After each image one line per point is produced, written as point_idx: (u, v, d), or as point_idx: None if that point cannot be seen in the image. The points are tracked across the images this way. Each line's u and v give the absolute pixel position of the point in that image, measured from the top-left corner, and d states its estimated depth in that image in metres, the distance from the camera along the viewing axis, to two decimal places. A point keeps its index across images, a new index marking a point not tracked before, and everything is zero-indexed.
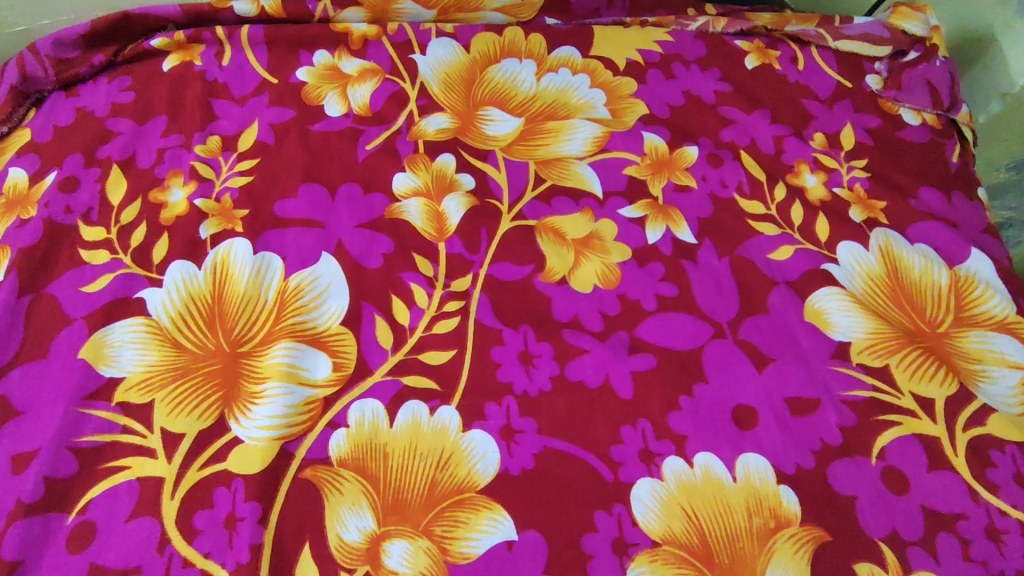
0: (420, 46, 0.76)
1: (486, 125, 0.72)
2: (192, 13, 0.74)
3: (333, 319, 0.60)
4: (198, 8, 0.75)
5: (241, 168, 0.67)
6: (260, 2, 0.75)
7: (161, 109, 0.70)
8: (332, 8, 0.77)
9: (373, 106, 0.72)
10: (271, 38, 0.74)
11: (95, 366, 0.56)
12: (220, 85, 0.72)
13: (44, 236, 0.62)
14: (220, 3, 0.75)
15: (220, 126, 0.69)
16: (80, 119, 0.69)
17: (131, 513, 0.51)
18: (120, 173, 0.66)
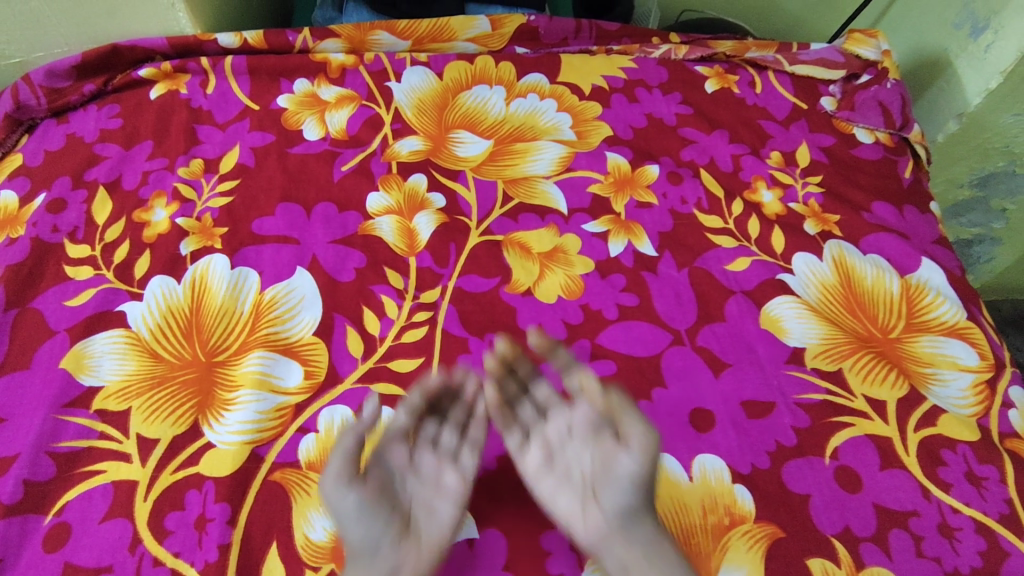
0: (395, 74, 0.80)
1: (457, 147, 0.76)
2: (178, 45, 0.77)
3: (306, 330, 0.63)
4: (184, 41, 0.78)
5: (222, 189, 0.70)
6: (243, 35, 0.79)
7: (147, 135, 0.74)
8: (311, 39, 0.81)
9: (350, 130, 0.76)
10: (254, 68, 0.78)
11: (75, 375, 0.59)
12: (204, 112, 0.76)
13: (31, 252, 0.65)
14: (205, 36, 0.78)
15: (203, 150, 0.73)
16: (69, 144, 0.73)
17: (105, 514, 0.53)
18: (106, 194, 0.69)
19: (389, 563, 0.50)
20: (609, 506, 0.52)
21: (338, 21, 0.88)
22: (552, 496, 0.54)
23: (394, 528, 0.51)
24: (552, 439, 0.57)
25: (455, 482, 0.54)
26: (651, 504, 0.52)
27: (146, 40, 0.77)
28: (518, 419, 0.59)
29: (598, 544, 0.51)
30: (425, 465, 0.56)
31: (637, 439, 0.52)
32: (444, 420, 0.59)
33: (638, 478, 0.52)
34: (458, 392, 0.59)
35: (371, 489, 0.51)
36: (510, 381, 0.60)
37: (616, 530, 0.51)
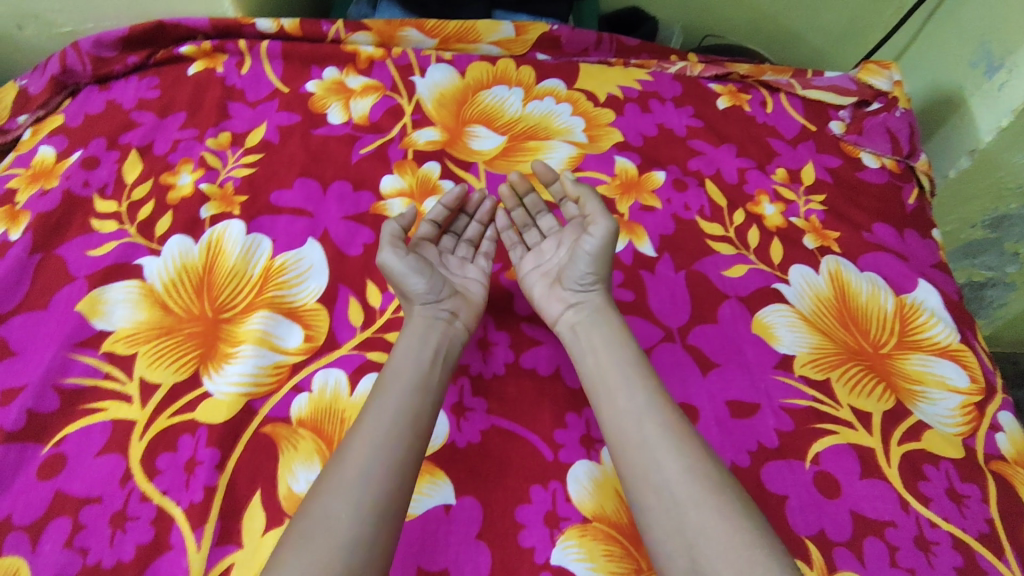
0: (420, 70, 0.84)
1: (472, 141, 0.79)
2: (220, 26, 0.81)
3: (311, 296, 0.65)
4: (226, 22, 0.82)
5: (246, 161, 0.74)
6: (280, 22, 0.83)
7: (181, 107, 0.78)
8: (344, 31, 0.84)
9: (372, 117, 0.80)
10: (287, 54, 0.82)
11: (88, 319, 0.62)
12: (237, 90, 0.80)
13: (62, 203, 0.69)
14: (246, 19, 0.82)
15: (231, 124, 0.77)
16: (108, 110, 0.77)
17: (100, 449, 0.55)
18: (137, 157, 0.73)
19: (447, 310, 0.63)
20: (590, 283, 0.64)
21: (370, 17, 0.92)
22: (533, 285, 0.68)
23: (447, 291, 0.64)
24: (546, 249, 0.71)
25: (477, 274, 0.69)
26: (608, 274, 0.65)
27: (190, 19, 0.81)
28: (522, 239, 0.73)
29: (575, 305, 0.64)
30: (452, 259, 0.69)
31: (600, 223, 0.64)
32: (459, 235, 0.73)
33: (598, 251, 0.64)
34: (473, 205, 0.73)
35: (414, 257, 0.64)
36: (520, 212, 0.74)
37: (588, 297, 0.64)
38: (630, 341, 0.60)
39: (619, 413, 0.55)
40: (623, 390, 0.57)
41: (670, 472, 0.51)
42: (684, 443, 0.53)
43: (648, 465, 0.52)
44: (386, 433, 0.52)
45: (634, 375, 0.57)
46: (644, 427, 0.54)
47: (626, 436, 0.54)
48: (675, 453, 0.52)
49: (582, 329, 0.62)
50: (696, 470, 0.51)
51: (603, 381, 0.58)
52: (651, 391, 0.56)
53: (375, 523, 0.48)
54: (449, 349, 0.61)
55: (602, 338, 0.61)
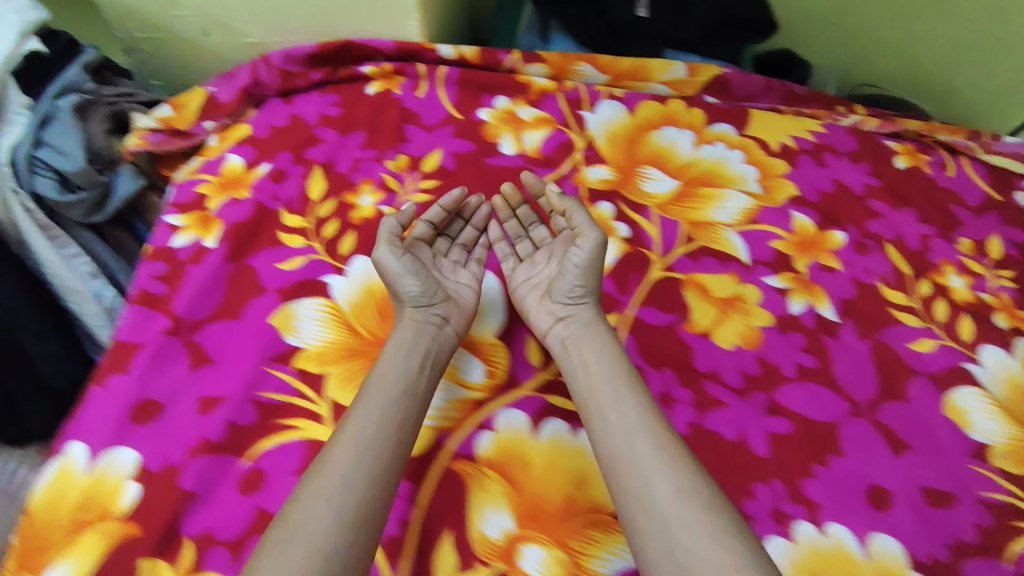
0: (589, 104, 0.83)
1: (644, 182, 0.77)
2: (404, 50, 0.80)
3: (490, 332, 0.66)
4: (410, 46, 0.81)
5: (424, 186, 0.75)
6: (462, 49, 0.81)
7: (362, 126, 0.79)
8: (520, 61, 0.83)
9: (543, 150, 0.79)
10: (463, 80, 0.82)
11: (280, 333, 0.63)
12: (413, 113, 0.81)
13: (253, 214, 0.71)
14: (428, 44, 0.81)
15: (409, 147, 0.78)
16: (293, 124, 0.79)
17: (298, 469, 0.56)
18: (320, 174, 0.75)
19: (439, 314, 0.63)
20: (580, 296, 0.64)
21: (542, 49, 0.91)
22: (524, 296, 0.67)
23: (439, 295, 0.63)
24: (539, 261, 0.70)
25: (469, 279, 0.68)
26: (598, 287, 0.65)
27: (376, 39, 0.81)
28: (514, 250, 0.73)
29: (564, 319, 0.63)
30: (444, 262, 0.69)
31: (588, 235, 0.64)
32: (454, 239, 0.73)
33: (586, 263, 0.64)
34: (469, 210, 0.73)
35: (411, 258, 0.63)
36: (513, 222, 0.74)
37: (578, 310, 0.64)
38: (620, 356, 0.59)
39: (609, 432, 0.54)
40: (614, 406, 0.55)
41: (661, 493, 0.50)
42: (676, 462, 0.52)
43: (640, 483, 0.51)
44: (370, 435, 0.52)
45: (625, 391, 0.56)
46: (635, 444, 0.53)
47: (618, 454, 0.53)
48: (667, 472, 0.51)
49: (572, 343, 0.61)
50: (687, 492, 0.50)
51: (593, 397, 0.56)
52: (643, 408, 0.55)
53: (357, 526, 0.48)
54: (437, 356, 0.60)
55: (594, 351, 0.59)
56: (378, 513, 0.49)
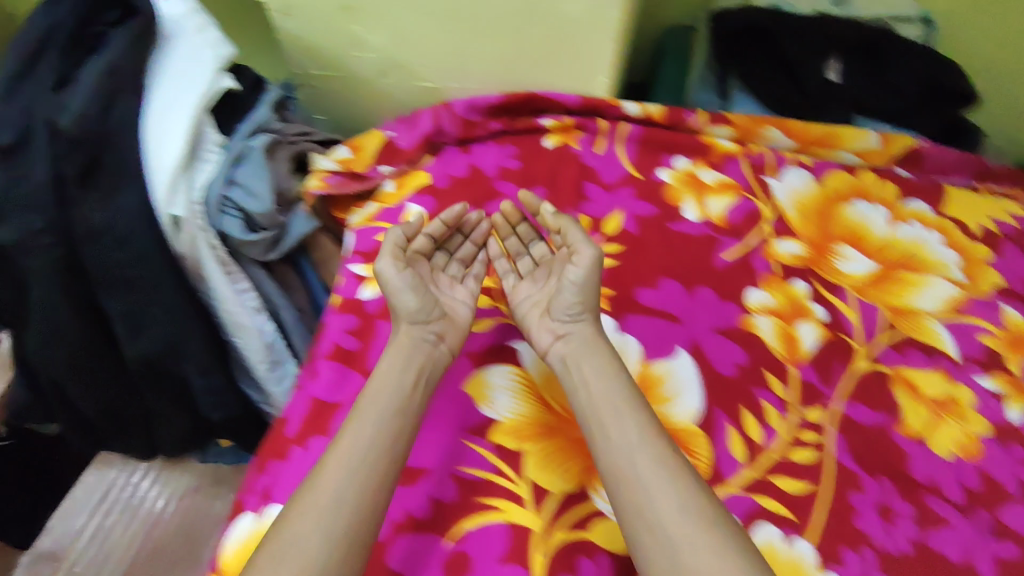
0: (775, 171, 0.79)
1: (839, 261, 0.73)
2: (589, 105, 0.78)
3: (689, 418, 0.61)
4: (595, 102, 0.79)
5: (608, 250, 0.73)
6: (647, 107, 0.79)
7: (542, 181, 0.77)
8: (705, 122, 0.81)
9: (729, 218, 0.75)
10: (645, 138, 0.80)
11: (477, 402, 0.61)
12: (593, 170, 0.78)
13: None
14: (612, 101, 0.79)
15: (590, 207, 0.76)
16: (473, 175, 0.78)
17: (503, 556, 0.53)
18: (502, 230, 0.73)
19: (435, 332, 0.61)
20: (577, 313, 0.62)
21: (723, 109, 0.87)
22: (524, 313, 0.65)
23: (437, 313, 0.62)
24: (539, 279, 0.68)
25: (465, 295, 0.66)
26: (597, 304, 0.63)
27: (562, 94, 0.79)
28: (514, 268, 0.71)
29: (563, 336, 0.62)
30: (442, 277, 0.67)
31: (584, 252, 0.63)
32: (452, 254, 0.71)
33: (584, 280, 0.63)
34: (469, 225, 0.71)
35: (412, 273, 0.63)
36: (513, 240, 0.72)
37: (577, 327, 0.62)
38: (621, 374, 0.58)
39: (611, 448, 0.53)
40: (617, 426, 0.54)
41: (665, 511, 0.49)
42: (677, 479, 0.51)
43: (642, 503, 0.50)
44: (367, 444, 0.52)
45: (626, 409, 0.55)
46: (636, 462, 0.52)
47: (621, 471, 0.52)
48: (668, 489, 0.51)
49: (572, 361, 0.60)
50: (689, 509, 0.50)
51: (595, 414, 0.56)
52: (643, 426, 0.54)
53: (345, 547, 0.47)
54: (430, 375, 0.59)
55: (596, 369, 0.58)
56: (376, 516, 0.50)
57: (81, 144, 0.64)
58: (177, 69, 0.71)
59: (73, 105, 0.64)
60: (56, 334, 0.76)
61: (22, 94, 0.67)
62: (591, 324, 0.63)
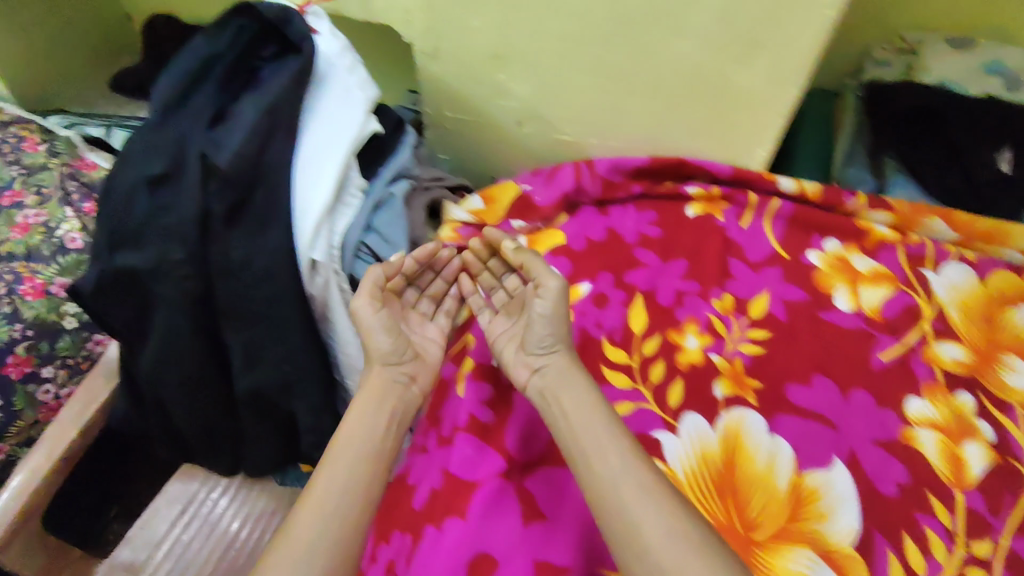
0: (934, 264, 0.74)
1: (1006, 373, 0.67)
2: (742, 178, 0.74)
3: (848, 540, 0.57)
4: (749, 175, 0.75)
5: (754, 336, 0.68)
6: (803, 185, 0.76)
7: (683, 252, 0.73)
8: (864, 206, 0.76)
9: (885, 312, 0.70)
10: (795, 217, 0.75)
11: None
12: (737, 245, 0.74)
13: (579, 341, 0.66)
14: (768, 176, 0.75)
15: (735, 286, 0.71)
16: (611, 239, 0.74)
17: None
18: (642, 303, 0.69)
19: (407, 373, 0.68)
20: (550, 345, 0.63)
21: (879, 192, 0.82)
22: (503, 347, 0.67)
23: (409, 353, 0.68)
24: (514, 313, 0.69)
25: (434, 334, 0.73)
26: (567, 334, 0.64)
27: (714, 162, 0.76)
28: (490, 303, 0.72)
29: (540, 371, 0.62)
30: (413, 314, 0.73)
31: (549, 285, 0.63)
32: (423, 289, 0.75)
33: (552, 313, 0.63)
34: (441, 263, 0.74)
35: (386, 312, 0.67)
36: (485, 274, 0.74)
37: (551, 359, 0.63)
38: (600, 401, 0.59)
39: (594, 474, 0.54)
40: (599, 454, 0.54)
41: (653, 537, 0.50)
42: (662, 503, 0.51)
43: (630, 530, 0.50)
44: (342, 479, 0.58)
45: (605, 436, 0.55)
46: (620, 488, 0.52)
47: (606, 497, 0.52)
48: (653, 513, 0.51)
49: (550, 394, 0.60)
50: (677, 534, 0.50)
51: (575, 443, 0.56)
52: (624, 450, 0.55)
53: None
54: (403, 414, 0.66)
55: (573, 400, 0.59)
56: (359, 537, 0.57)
57: (235, 182, 0.64)
58: (329, 108, 0.70)
59: (232, 142, 0.64)
60: (172, 360, 0.75)
61: (176, 125, 0.66)
62: (563, 354, 0.63)
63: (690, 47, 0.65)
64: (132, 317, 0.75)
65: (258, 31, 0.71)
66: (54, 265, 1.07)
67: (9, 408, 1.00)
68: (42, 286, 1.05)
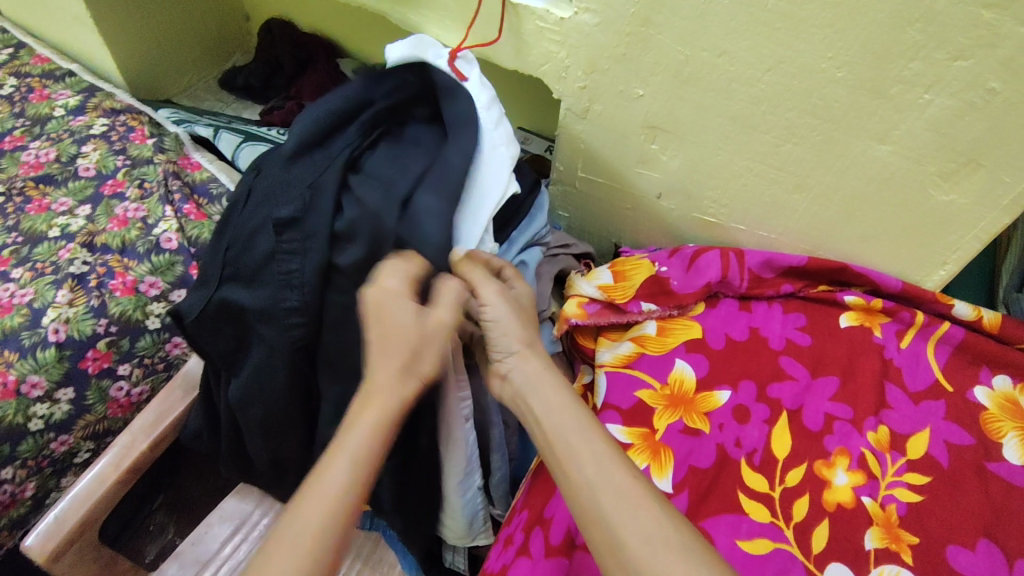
0: None
1: None
2: (913, 295, 0.67)
3: None
4: (921, 293, 0.67)
5: (911, 481, 0.60)
6: (981, 311, 0.67)
7: (834, 369, 0.66)
8: None
9: None
10: (966, 346, 0.67)
11: None
12: (895, 368, 0.66)
13: (715, 461, 0.60)
14: (943, 297, 0.67)
15: (891, 416, 0.63)
16: (753, 340, 0.68)
17: None
18: (786, 422, 0.62)
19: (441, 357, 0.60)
20: (507, 348, 0.59)
21: None
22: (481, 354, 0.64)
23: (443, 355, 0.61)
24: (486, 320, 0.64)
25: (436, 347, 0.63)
26: (522, 331, 0.60)
27: (881, 273, 0.69)
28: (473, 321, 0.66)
29: (504, 375, 0.59)
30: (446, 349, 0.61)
31: (489, 288, 0.61)
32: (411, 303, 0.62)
33: (503, 312, 0.60)
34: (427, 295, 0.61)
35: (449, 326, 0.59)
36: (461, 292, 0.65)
37: (512, 362, 0.58)
38: (569, 400, 0.55)
39: (568, 483, 0.50)
40: (572, 461, 0.50)
41: (629, 545, 0.45)
42: (641, 507, 0.47)
43: (609, 541, 0.46)
44: (341, 486, 0.49)
45: (576, 441, 0.51)
46: (596, 496, 0.48)
47: (582, 507, 0.48)
48: (629, 519, 0.46)
49: (518, 397, 0.57)
50: (656, 540, 0.45)
51: (551, 451, 0.52)
52: (599, 455, 0.50)
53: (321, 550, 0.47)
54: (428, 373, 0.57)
55: (542, 405, 0.55)
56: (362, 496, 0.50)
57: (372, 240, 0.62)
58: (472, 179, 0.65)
59: (376, 200, 0.62)
60: (258, 399, 0.68)
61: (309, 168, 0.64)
62: (525, 354, 0.59)
63: (886, 152, 0.59)
64: (224, 350, 0.68)
65: (409, 97, 0.69)
66: (146, 264, 1.05)
67: (80, 401, 0.99)
68: (132, 283, 1.04)
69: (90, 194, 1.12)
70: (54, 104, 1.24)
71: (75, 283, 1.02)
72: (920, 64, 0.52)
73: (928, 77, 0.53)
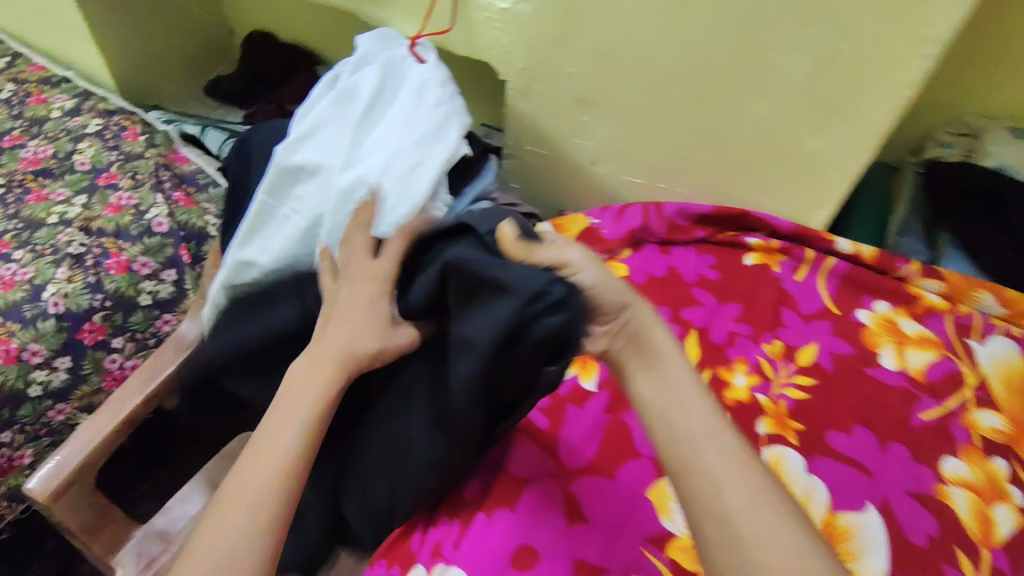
0: (979, 334, 0.76)
1: None
2: (803, 234, 0.79)
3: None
4: (811, 233, 0.79)
5: (799, 382, 0.71)
6: (860, 247, 0.80)
7: (739, 297, 0.78)
8: (917, 274, 0.79)
9: (929, 375, 0.72)
10: (849, 276, 0.79)
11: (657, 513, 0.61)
12: (791, 296, 0.78)
13: None
14: (828, 236, 0.80)
15: (785, 333, 0.75)
16: (670, 277, 0.80)
17: None
18: (695, 338, 0.74)
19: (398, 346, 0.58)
20: (619, 304, 0.50)
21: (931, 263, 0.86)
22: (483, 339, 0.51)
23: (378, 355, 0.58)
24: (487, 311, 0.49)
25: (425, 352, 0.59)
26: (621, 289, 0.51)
27: (777, 217, 0.81)
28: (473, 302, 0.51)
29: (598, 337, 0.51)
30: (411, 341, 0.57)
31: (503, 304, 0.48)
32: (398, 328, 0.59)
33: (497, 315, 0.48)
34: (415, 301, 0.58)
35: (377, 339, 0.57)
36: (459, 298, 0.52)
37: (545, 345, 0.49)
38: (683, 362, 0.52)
39: (673, 438, 0.48)
40: (681, 418, 0.48)
41: (733, 504, 0.44)
42: (748, 470, 0.46)
43: (708, 495, 0.45)
44: (270, 474, 0.51)
45: (689, 404, 0.49)
46: (705, 457, 0.46)
47: (689, 466, 0.47)
48: (740, 484, 0.45)
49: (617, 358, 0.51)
50: (760, 500, 0.45)
51: (663, 408, 0.49)
52: (710, 416, 0.48)
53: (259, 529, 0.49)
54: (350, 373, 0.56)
55: (654, 362, 0.51)
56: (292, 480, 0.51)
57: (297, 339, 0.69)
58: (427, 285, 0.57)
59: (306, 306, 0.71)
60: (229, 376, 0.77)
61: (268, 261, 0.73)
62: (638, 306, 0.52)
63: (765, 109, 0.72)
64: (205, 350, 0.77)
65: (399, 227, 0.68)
66: (139, 246, 1.15)
67: (77, 370, 1.08)
68: (126, 262, 1.13)
69: (85, 186, 1.22)
70: (50, 108, 1.34)
71: (73, 263, 1.11)
72: (781, 33, 0.65)
73: (789, 43, 0.65)
